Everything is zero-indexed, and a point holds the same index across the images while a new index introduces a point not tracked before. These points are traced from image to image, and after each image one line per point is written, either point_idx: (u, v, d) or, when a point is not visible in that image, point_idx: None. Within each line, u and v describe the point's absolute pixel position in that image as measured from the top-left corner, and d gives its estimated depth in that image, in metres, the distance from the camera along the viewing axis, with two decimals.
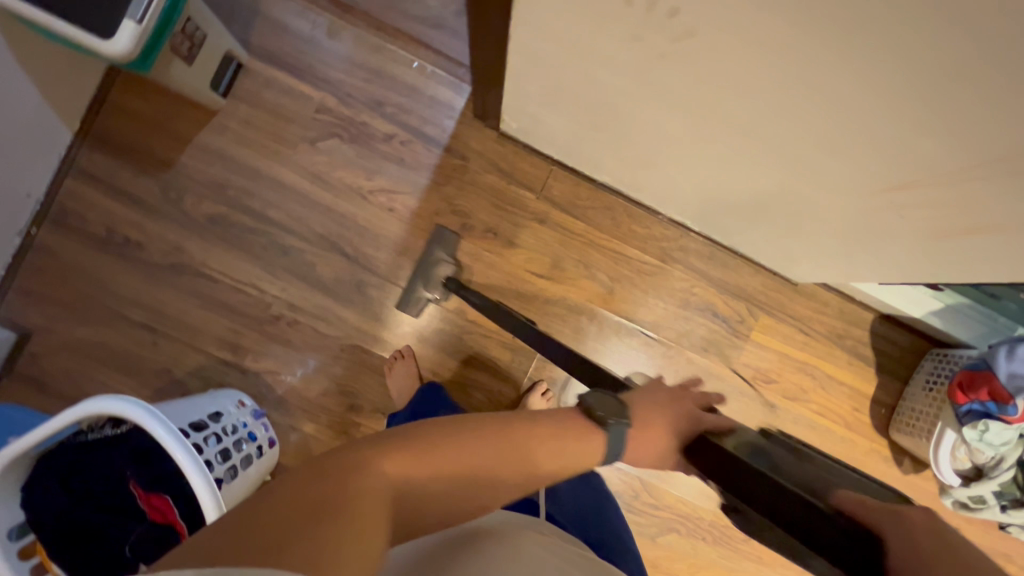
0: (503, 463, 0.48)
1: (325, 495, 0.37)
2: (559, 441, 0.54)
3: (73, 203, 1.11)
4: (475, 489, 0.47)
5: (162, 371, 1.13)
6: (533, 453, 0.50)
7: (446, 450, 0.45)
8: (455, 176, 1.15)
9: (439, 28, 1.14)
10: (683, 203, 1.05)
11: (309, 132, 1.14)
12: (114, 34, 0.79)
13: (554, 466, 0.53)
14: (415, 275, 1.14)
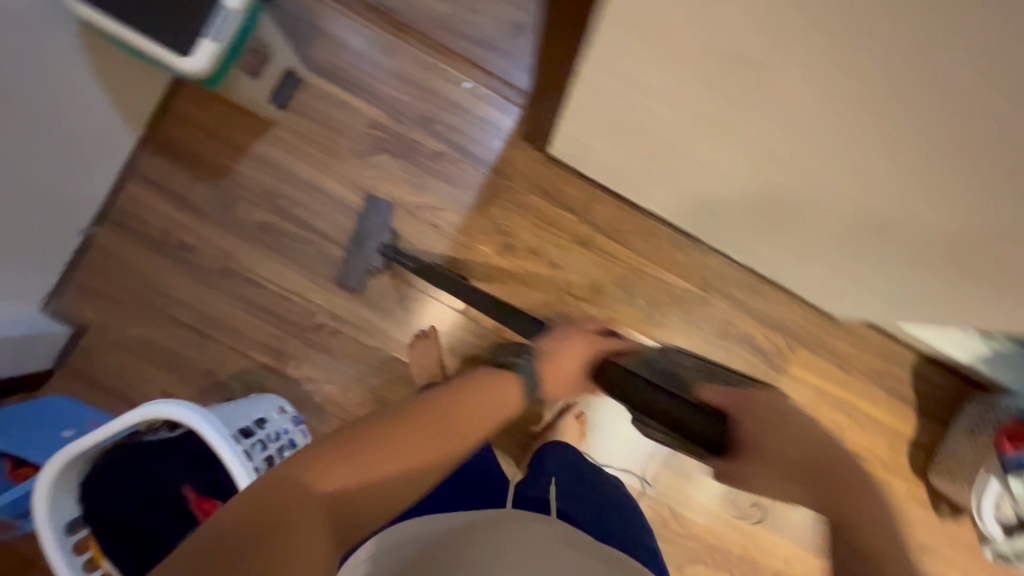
0: (418, 433, 0.60)
1: (269, 508, 0.49)
2: (462, 401, 0.68)
3: (132, 206, 1.16)
4: (408, 459, 0.59)
5: (207, 373, 1.16)
6: (450, 429, 0.64)
7: (350, 447, 0.56)
8: (500, 196, 1.17)
9: (492, 50, 1.16)
10: (729, 235, 1.05)
11: (360, 147, 1.16)
12: (192, 51, 0.82)
13: (468, 414, 0.67)
14: (352, 247, 1.16)
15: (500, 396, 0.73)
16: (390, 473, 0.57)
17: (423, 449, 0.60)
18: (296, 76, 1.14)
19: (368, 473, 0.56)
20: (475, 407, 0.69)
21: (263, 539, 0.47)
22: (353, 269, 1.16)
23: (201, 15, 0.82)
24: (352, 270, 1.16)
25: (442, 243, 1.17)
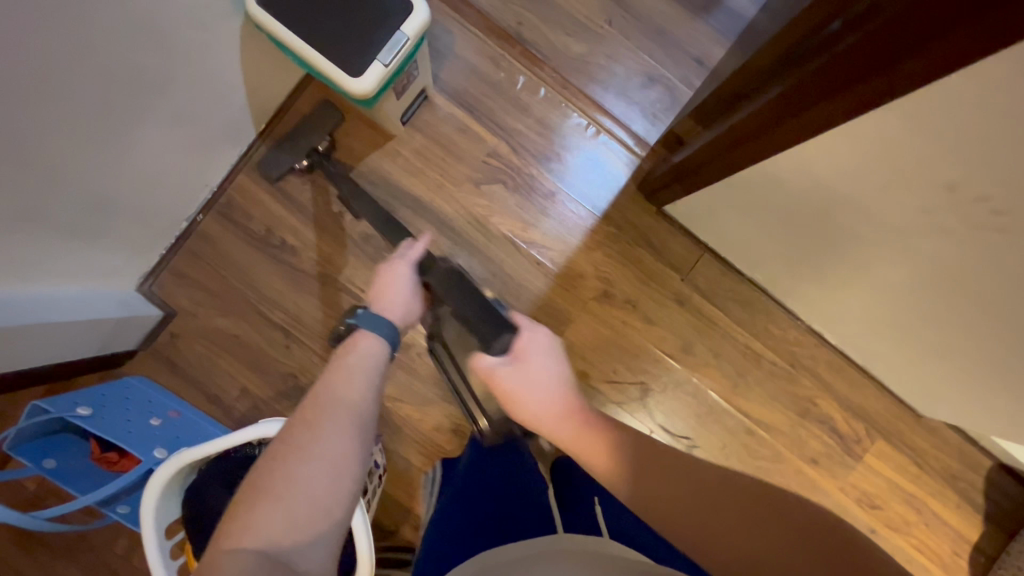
0: (309, 425, 0.58)
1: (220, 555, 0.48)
2: (332, 376, 0.65)
3: (240, 197, 1.15)
4: (313, 453, 0.56)
5: (288, 376, 1.15)
6: (340, 388, 0.63)
7: (257, 475, 0.54)
8: (605, 243, 1.17)
9: (620, 97, 1.17)
10: (835, 321, 1.05)
11: (474, 173, 1.16)
12: (361, 73, 0.82)
13: (349, 383, 0.64)
14: (284, 143, 1.13)
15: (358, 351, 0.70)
16: (303, 474, 0.54)
17: (338, 428, 0.59)
18: (424, 95, 1.14)
19: (289, 477, 0.53)
20: (353, 371, 0.66)
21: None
22: (276, 161, 1.11)
23: (376, 41, 0.82)
24: (276, 161, 1.11)
25: (543, 283, 1.17)
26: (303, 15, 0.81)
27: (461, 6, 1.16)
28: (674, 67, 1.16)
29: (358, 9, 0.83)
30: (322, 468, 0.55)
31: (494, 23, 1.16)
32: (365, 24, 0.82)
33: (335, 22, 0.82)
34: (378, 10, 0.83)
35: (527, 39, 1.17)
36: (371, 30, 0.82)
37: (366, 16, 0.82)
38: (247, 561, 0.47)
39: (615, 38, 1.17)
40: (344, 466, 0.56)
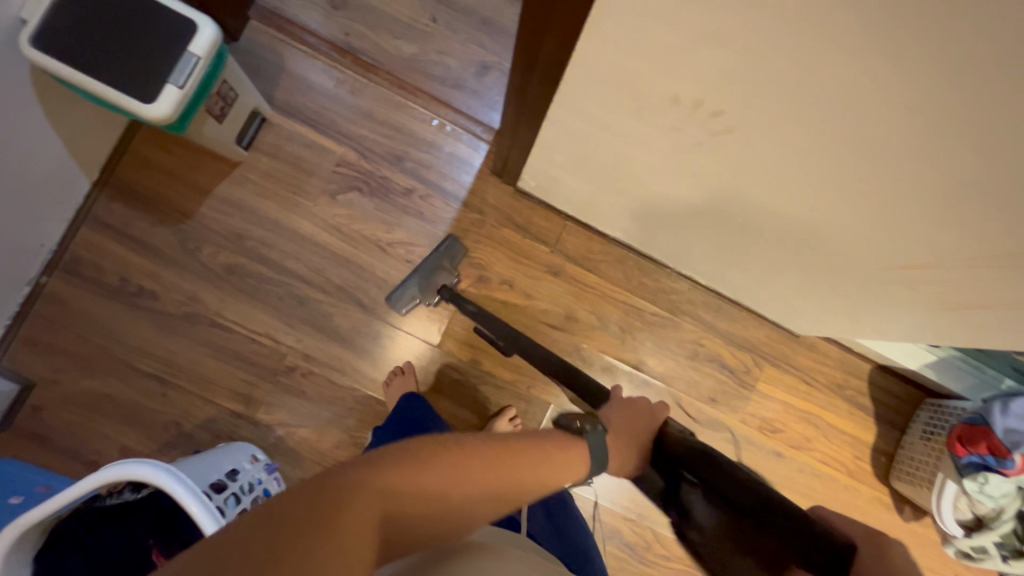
0: (494, 460, 0.48)
1: (337, 499, 0.38)
2: (551, 454, 0.53)
3: (85, 251, 1.10)
4: (470, 492, 0.46)
5: (171, 424, 1.10)
6: (537, 466, 0.51)
7: (453, 450, 0.46)
8: (472, 229, 1.18)
9: (460, 88, 1.20)
10: (693, 261, 1.10)
11: (329, 185, 1.16)
12: (154, 99, 0.81)
13: (551, 472, 0.52)
14: (415, 273, 1.14)
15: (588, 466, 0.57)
16: (441, 499, 0.44)
17: (504, 502, 0.48)
18: (261, 116, 1.14)
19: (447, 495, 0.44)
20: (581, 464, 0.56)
21: (337, 528, 0.37)
22: (405, 298, 1.14)
23: (167, 65, 0.82)
24: (403, 298, 1.14)
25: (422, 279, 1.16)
26: (84, 53, 0.80)
27: (286, 26, 1.17)
28: (504, 51, 1.21)
29: (140, 37, 0.82)
30: (465, 508, 0.45)
31: (322, 37, 1.18)
32: (151, 51, 0.82)
33: (119, 54, 0.81)
34: (162, 34, 0.83)
35: (358, 47, 1.19)
36: (159, 56, 0.82)
37: (152, 43, 0.82)
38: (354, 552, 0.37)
39: (443, 33, 1.20)
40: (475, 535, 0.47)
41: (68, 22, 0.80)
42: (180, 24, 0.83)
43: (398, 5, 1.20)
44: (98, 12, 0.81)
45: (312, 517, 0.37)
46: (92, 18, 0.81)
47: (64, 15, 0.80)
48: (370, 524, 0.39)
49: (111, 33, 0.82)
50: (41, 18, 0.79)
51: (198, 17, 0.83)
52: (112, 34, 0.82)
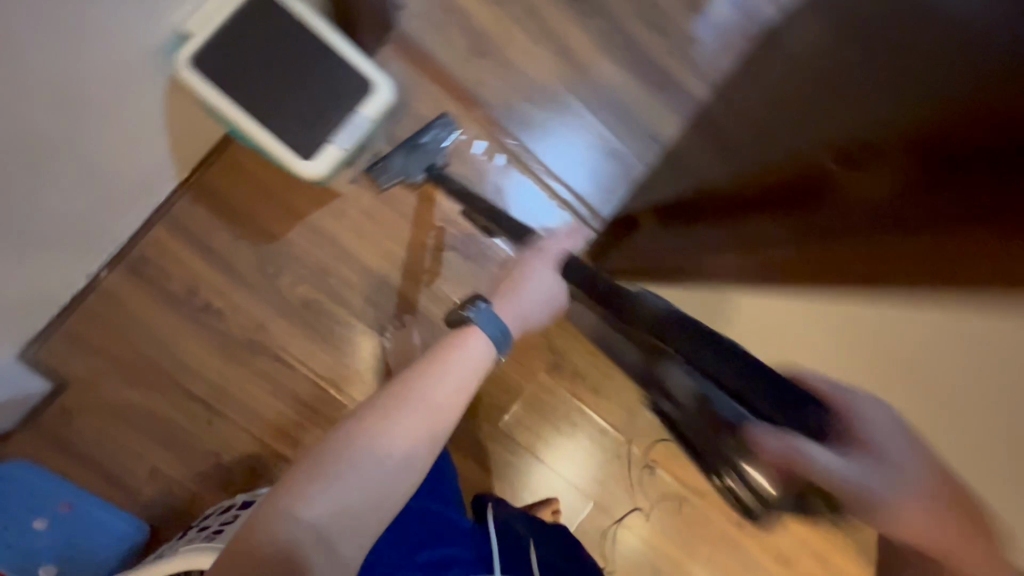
0: (382, 421, 0.58)
1: (258, 541, 0.51)
2: (430, 372, 0.62)
3: (154, 253, 1.00)
4: (363, 459, 0.56)
5: (209, 454, 1.03)
6: (428, 391, 0.60)
7: (312, 460, 0.56)
8: (559, 314, 1.16)
9: (579, 170, 1.17)
10: None
11: (428, 240, 1.11)
12: (316, 158, 0.76)
13: (436, 391, 0.61)
14: (403, 145, 1.06)
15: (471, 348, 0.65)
16: (353, 474, 0.55)
17: (400, 449, 0.57)
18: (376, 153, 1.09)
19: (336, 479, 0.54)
20: (450, 368, 0.62)
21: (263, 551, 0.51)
22: (389, 169, 1.05)
23: (335, 122, 0.78)
24: (385, 170, 1.05)
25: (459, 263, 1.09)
26: (249, 90, 0.74)
27: (422, 61, 1.10)
28: (630, 142, 1.18)
29: (310, 84, 0.77)
30: (373, 469, 0.56)
31: (455, 82, 1.12)
32: (321, 104, 0.78)
33: (287, 99, 0.76)
34: (335, 88, 0.78)
35: (489, 103, 1.14)
36: (329, 111, 0.78)
37: (324, 96, 0.78)
38: (303, 544, 0.52)
39: (575, 110, 1.17)
40: (402, 458, 0.58)
41: (234, 49, 0.72)
42: (354, 81, 0.79)
43: (540, 68, 1.15)
44: (268, 45, 0.74)
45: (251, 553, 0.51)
46: (260, 49, 0.74)
47: (231, 40, 0.71)
48: (292, 533, 0.52)
49: (281, 73, 0.75)
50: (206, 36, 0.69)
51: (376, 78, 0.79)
52: (283, 74, 0.75)
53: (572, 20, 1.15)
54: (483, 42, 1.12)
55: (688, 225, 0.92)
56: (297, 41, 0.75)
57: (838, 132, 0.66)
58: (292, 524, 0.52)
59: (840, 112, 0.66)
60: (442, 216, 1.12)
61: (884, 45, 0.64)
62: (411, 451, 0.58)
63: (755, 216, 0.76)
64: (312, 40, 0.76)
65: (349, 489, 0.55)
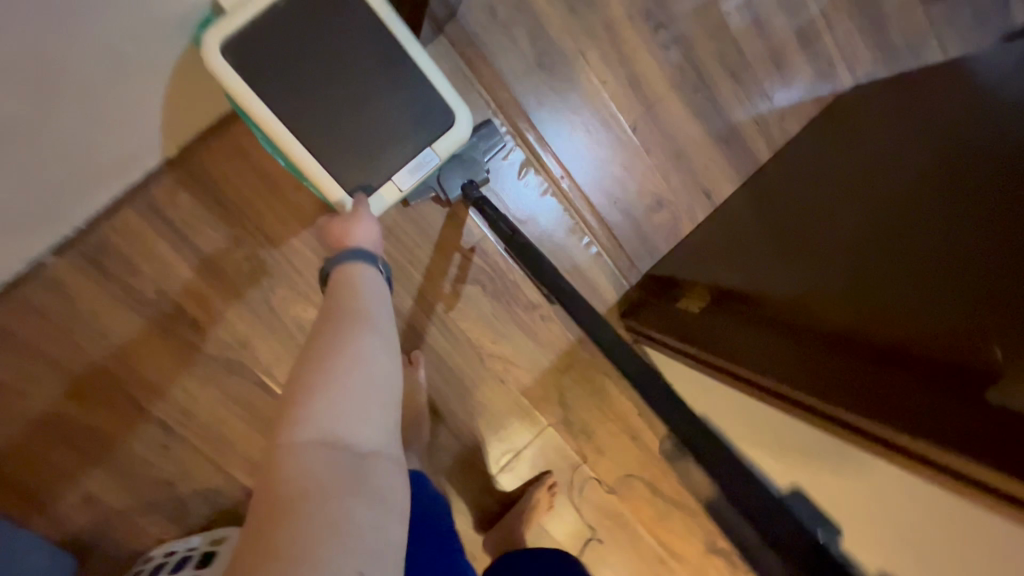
0: (330, 344, 0.54)
1: (279, 484, 0.44)
2: (339, 299, 0.61)
3: (119, 240, 0.82)
4: (337, 373, 0.51)
5: (160, 482, 0.88)
6: (336, 310, 0.58)
7: (296, 408, 0.49)
8: (576, 366, 1.07)
9: (624, 213, 1.07)
10: None
11: (451, 269, 0.98)
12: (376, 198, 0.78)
13: (365, 304, 0.60)
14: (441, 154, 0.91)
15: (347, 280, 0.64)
16: (335, 387, 0.50)
17: (357, 345, 0.54)
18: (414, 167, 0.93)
19: (345, 405, 0.49)
20: (371, 296, 0.63)
21: (278, 495, 0.43)
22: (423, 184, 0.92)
23: (401, 154, 0.78)
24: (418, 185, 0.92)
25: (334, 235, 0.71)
26: (316, 111, 0.72)
27: (478, 64, 0.95)
28: (683, 193, 1.09)
29: (381, 110, 0.75)
30: (349, 376, 0.51)
31: (511, 94, 0.97)
32: (389, 132, 0.77)
33: (355, 124, 0.74)
34: (406, 114, 0.77)
35: (545, 124, 1.00)
36: (396, 140, 0.77)
37: (393, 122, 0.77)
38: (329, 458, 0.46)
39: (637, 148, 1.05)
40: (387, 373, 0.54)
41: (307, 67, 0.70)
42: (428, 109, 0.78)
43: (607, 95, 1.02)
44: (343, 63, 0.71)
45: (274, 516, 0.42)
46: (333, 66, 0.71)
47: (305, 57, 0.69)
48: (309, 457, 0.45)
49: (351, 94, 0.73)
50: (281, 54, 0.68)
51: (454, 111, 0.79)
52: (352, 95, 0.73)
53: (650, 47, 1.03)
54: (550, 54, 0.98)
55: (764, 337, 0.79)
56: (375, 59, 0.73)
57: (946, 309, 0.57)
58: (303, 456, 0.45)
59: (951, 274, 0.58)
60: (468, 245, 0.98)
61: (1005, 214, 0.57)
62: (386, 366, 0.55)
63: (856, 364, 0.63)
64: (391, 59, 0.74)
65: (356, 419, 0.49)
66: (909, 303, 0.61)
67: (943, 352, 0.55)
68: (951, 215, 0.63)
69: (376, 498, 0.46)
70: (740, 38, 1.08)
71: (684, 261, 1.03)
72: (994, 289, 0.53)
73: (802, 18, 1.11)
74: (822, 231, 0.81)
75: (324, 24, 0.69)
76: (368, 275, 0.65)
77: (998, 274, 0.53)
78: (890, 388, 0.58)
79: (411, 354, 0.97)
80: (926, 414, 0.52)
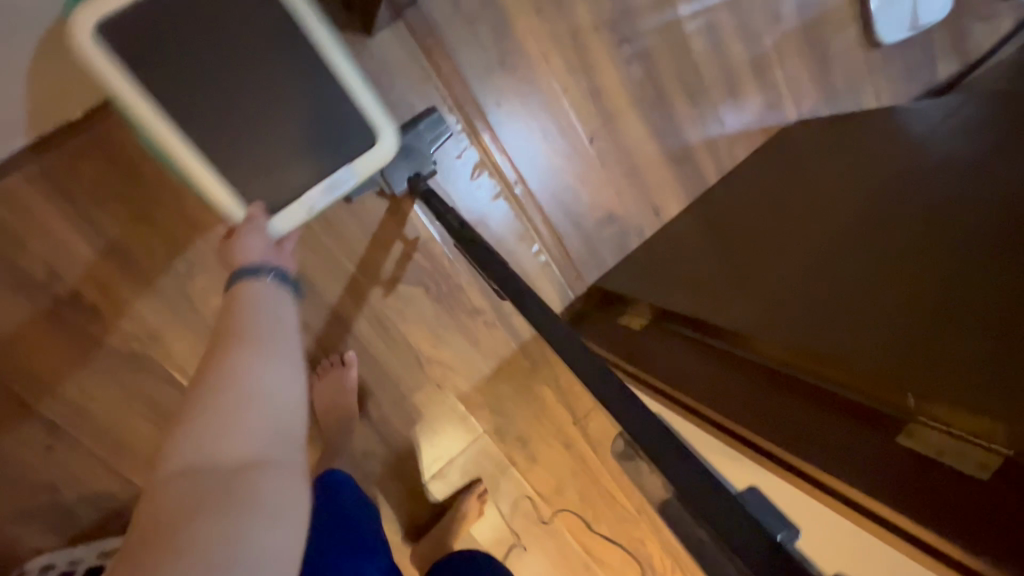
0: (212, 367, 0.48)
1: (141, 530, 0.38)
2: (233, 313, 0.55)
3: (7, 214, 0.72)
4: (214, 398, 0.45)
5: (45, 486, 0.80)
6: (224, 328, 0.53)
7: (171, 439, 0.43)
8: (515, 374, 1.05)
9: (576, 223, 1.06)
10: None
11: (393, 267, 0.93)
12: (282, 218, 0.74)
13: (258, 315, 0.55)
14: None
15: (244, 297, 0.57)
16: (209, 416, 0.44)
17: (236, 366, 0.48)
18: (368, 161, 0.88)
19: (218, 433, 0.43)
20: (259, 301, 0.57)
21: (142, 541, 0.37)
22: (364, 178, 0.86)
23: (310, 170, 0.75)
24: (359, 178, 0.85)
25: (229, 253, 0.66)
26: (213, 114, 0.66)
27: (438, 56, 0.90)
28: (634, 208, 1.10)
29: (288, 122, 0.71)
30: (229, 401, 0.45)
31: (470, 91, 0.93)
32: (297, 145, 0.73)
33: (258, 133, 0.70)
34: (317, 126, 0.72)
35: (502, 126, 0.97)
36: (303, 154, 0.73)
37: (301, 134, 0.72)
38: (197, 491, 0.39)
39: (592, 160, 1.05)
40: (278, 376, 0.49)
41: (202, 64, 0.63)
42: (346, 124, 0.73)
43: (567, 103, 1.01)
44: (245, 64, 0.65)
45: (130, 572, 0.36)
46: (233, 64, 0.65)
47: (201, 54, 0.63)
48: (175, 493, 0.39)
49: (255, 101, 0.68)
50: (169, 46, 0.61)
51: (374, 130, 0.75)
52: (256, 100, 0.68)
53: (613, 60, 1.02)
54: (514, 54, 0.95)
55: (709, 368, 0.80)
56: (284, 61, 0.67)
57: (864, 353, 0.59)
58: (170, 496, 0.39)
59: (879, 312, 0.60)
60: (414, 244, 0.94)
61: (914, 263, 0.60)
62: (275, 369, 0.49)
63: (791, 401, 0.66)
64: (304, 64, 0.68)
65: (236, 430, 0.44)
66: (828, 342, 0.64)
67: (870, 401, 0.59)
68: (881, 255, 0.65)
69: (272, 510, 0.40)
70: (699, 61, 1.10)
71: (632, 276, 1.04)
72: (902, 336, 0.56)
73: (758, 48, 1.14)
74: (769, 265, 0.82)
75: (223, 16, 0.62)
76: (260, 286, 0.59)
77: (908, 324, 0.56)
78: (821, 427, 0.60)
79: (344, 354, 0.93)
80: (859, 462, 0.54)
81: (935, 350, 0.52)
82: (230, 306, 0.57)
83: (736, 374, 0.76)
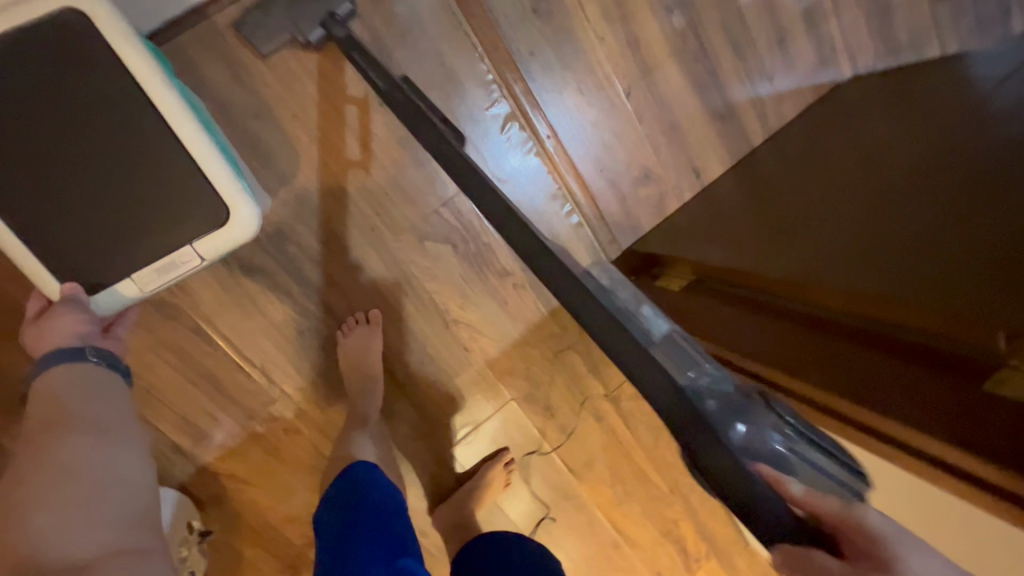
0: (45, 463, 0.59)
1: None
2: (62, 395, 0.66)
3: None
4: (47, 488, 0.57)
5: None
6: (57, 418, 0.64)
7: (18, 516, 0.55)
8: (544, 341, 1.01)
9: (611, 182, 1.01)
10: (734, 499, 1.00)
11: (420, 224, 0.91)
12: (107, 290, 0.71)
13: (98, 407, 0.67)
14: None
15: (65, 380, 0.67)
16: (53, 501, 0.56)
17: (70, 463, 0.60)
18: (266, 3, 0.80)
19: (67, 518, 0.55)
20: (90, 394, 0.68)
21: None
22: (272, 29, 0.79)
23: (145, 250, 0.70)
24: (266, 26, 0.78)
25: (55, 317, 0.68)
26: (46, 200, 0.66)
27: (468, 2, 0.87)
28: (673, 169, 1.04)
29: (120, 196, 0.68)
30: (64, 488, 0.58)
31: (500, 39, 0.90)
32: (133, 228, 0.69)
33: (92, 208, 0.67)
34: (161, 208, 0.69)
35: (534, 77, 0.93)
36: (135, 231, 0.69)
37: (146, 210, 0.69)
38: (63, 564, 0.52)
39: (630, 115, 0.99)
40: (115, 459, 0.64)
41: (41, 140, 0.64)
42: (190, 195, 0.70)
43: (603, 53, 0.95)
44: (90, 144, 0.65)
45: None
46: (73, 147, 0.65)
47: (32, 121, 0.63)
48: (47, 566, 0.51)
49: (100, 161, 0.66)
50: None
51: (226, 208, 0.71)
52: (87, 173, 0.66)
53: (654, 9, 0.97)
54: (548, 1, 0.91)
55: (753, 321, 0.76)
56: (124, 142, 0.66)
57: (926, 290, 0.54)
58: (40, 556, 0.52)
59: (942, 251, 0.55)
60: (441, 198, 0.91)
61: (985, 202, 0.56)
62: (111, 453, 0.64)
63: (850, 350, 0.61)
64: (147, 142, 0.67)
65: (97, 502, 0.59)
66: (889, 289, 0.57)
67: (950, 345, 0.53)
68: (946, 194, 0.61)
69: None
70: (747, 11, 1.03)
71: (672, 237, 0.98)
72: (984, 276, 0.50)
73: None
74: (814, 214, 0.77)
75: (61, 97, 0.64)
76: (86, 375, 0.69)
77: (983, 261, 0.51)
78: (886, 374, 0.55)
79: (369, 312, 0.91)
80: (921, 405, 0.49)
81: (1007, 282, 0.48)
82: (58, 388, 0.67)
83: (787, 326, 0.70)
